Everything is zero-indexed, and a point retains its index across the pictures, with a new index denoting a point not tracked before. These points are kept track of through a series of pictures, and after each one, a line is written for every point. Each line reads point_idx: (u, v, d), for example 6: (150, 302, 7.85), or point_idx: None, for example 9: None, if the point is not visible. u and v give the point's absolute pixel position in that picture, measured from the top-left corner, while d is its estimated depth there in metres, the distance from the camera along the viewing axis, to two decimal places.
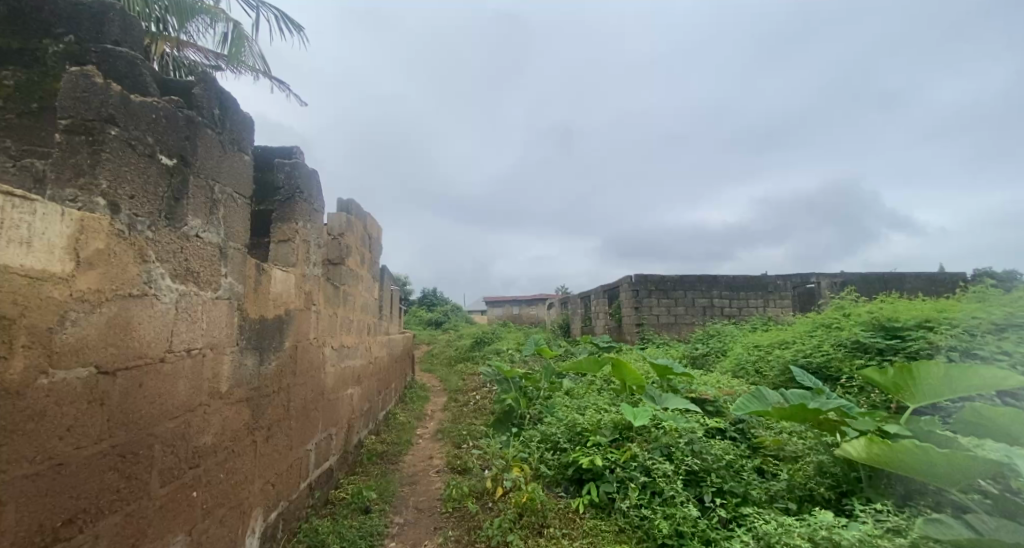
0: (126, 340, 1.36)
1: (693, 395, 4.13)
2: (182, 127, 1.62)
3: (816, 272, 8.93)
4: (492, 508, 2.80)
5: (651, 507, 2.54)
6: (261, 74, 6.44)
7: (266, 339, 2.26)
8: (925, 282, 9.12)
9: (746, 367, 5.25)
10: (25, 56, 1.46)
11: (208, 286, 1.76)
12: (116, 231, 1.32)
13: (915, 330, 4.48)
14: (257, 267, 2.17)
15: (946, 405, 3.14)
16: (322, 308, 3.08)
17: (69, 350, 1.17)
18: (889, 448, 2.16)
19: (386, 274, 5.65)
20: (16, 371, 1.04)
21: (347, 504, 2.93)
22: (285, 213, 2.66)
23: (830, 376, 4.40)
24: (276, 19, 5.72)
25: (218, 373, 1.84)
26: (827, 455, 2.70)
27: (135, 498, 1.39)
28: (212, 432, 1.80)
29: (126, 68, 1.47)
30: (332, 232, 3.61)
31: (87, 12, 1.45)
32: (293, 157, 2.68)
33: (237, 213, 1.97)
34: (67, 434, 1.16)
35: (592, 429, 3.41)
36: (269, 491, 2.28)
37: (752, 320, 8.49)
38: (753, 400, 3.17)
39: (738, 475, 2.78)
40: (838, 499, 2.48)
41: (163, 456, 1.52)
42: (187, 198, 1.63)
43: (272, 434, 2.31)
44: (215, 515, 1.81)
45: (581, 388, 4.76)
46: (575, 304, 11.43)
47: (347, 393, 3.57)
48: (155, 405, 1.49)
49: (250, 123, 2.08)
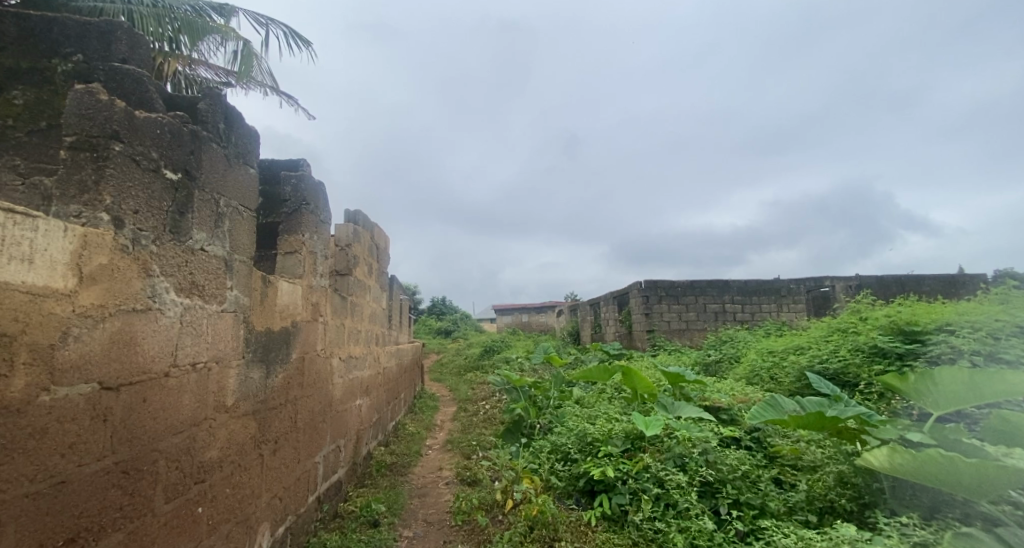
0: (131, 355, 1.35)
1: (706, 403, 4.06)
2: (187, 142, 1.61)
3: (830, 276, 8.79)
4: (503, 521, 2.74)
5: (665, 520, 2.47)
6: (270, 90, 6.53)
7: (272, 351, 2.24)
8: (944, 284, 8.94)
9: (761, 373, 5.15)
10: (35, 76, 1.46)
11: (213, 299, 1.76)
12: (120, 246, 1.31)
13: (935, 334, 4.38)
14: (263, 280, 2.16)
15: (971, 412, 3.05)
16: (330, 319, 3.08)
17: (70, 367, 1.15)
18: (913, 458, 2.09)
19: (394, 282, 5.63)
20: (18, 389, 1.02)
21: (356, 517, 2.89)
22: (291, 225, 2.66)
23: (848, 383, 4.30)
24: (285, 35, 5.77)
25: (224, 386, 1.83)
26: (847, 465, 2.62)
27: (138, 516, 1.37)
28: (218, 446, 1.78)
29: (134, 85, 1.46)
30: (339, 242, 3.62)
31: (96, 30, 1.46)
32: (298, 170, 2.70)
33: (243, 226, 1.97)
34: (69, 451, 1.15)
35: (603, 439, 3.35)
36: (277, 505, 2.26)
37: (765, 326, 8.36)
38: (768, 409, 3.09)
39: (755, 486, 2.72)
40: (860, 510, 2.40)
41: (168, 472, 1.50)
42: (192, 212, 1.63)
43: (279, 448, 2.29)
44: (221, 531, 1.79)
45: (591, 397, 4.70)
46: (585, 310, 11.36)
47: (355, 404, 3.55)
48: (160, 420, 1.47)
49: (256, 136, 2.09)
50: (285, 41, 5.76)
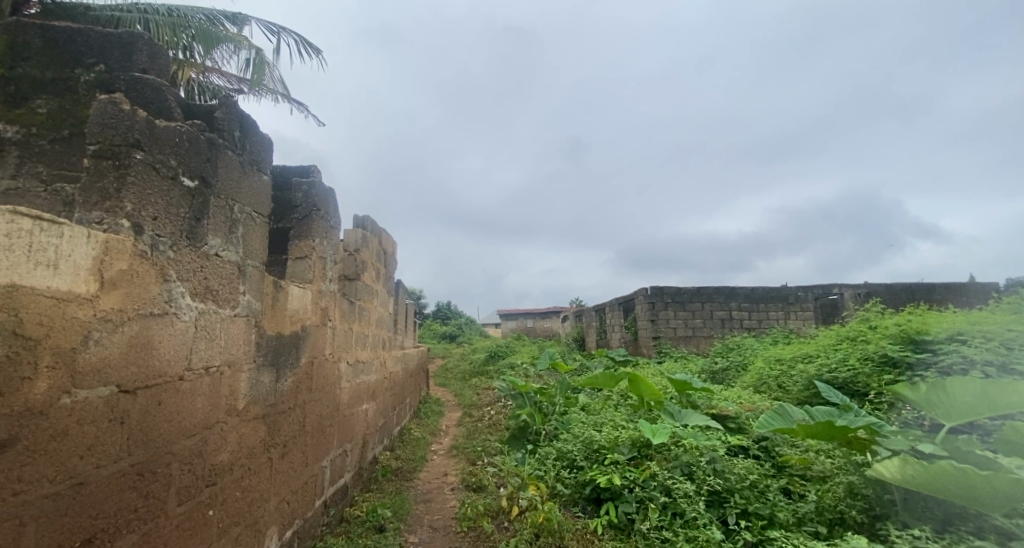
0: (147, 358, 1.37)
1: (713, 411, 4.04)
2: (204, 149, 1.64)
3: (838, 283, 8.76)
4: (508, 528, 2.75)
5: (672, 529, 2.46)
6: (281, 97, 6.64)
7: (282, 355, 2.27)
8: (954, 292, 8.91)
9: (769, 381, 5.12)
10: (59, 85, 1.49)
11: (227, 304, 1.78)
12: (139, 252, 1.34)
13: (946, 343, 4.34)
14: (274, 284, 2.19)
15: (984, 423, 3.01)
16: (338, 323, 3.10)
17: (91, 370, 1.18)
18: (924, 469, 2.08)
19: (401, 287, 5.66)
20: (41, 392, 1.04)
21: (362, 522, 2.91)
22: (302, 231, 2.69)
23: (857, 392, 4.27)
24: (296, 44, 5.83)
25: (235, 389, 1.85)
26: (857, 476, 2.60)
27: (151, 518, 1.39)
28: (229, 449, 1.80)
29: (153, 94, 1.50)
30: (348, 248, 3.65)
31: (117, 41, 1.50)
32: (310, 176, 2.74)
33: (256, 232, 2.00)
34: (88, 453, 1.17)
35: (609, 446, 3.34)
36: (284, 509, 2.26)
37: (773, 333, 8.32)
38: (776, 417, 3.08)
39: (763, 495, 2.70)
40: (871, 523, 2.37)
41: (180, 474, 1.51)
42: (208, 218, 1.65)
43: (287, 452, 2.30)
44: (231, 534, 1.80)
45: (597, 404, 4.69)
46: (589, 316, 11.36)
47: (361, 408, 3.56)
48: (174, 422, 1.49)
49: (269, 143, 2.12)
50: (295, 50, 5.82)
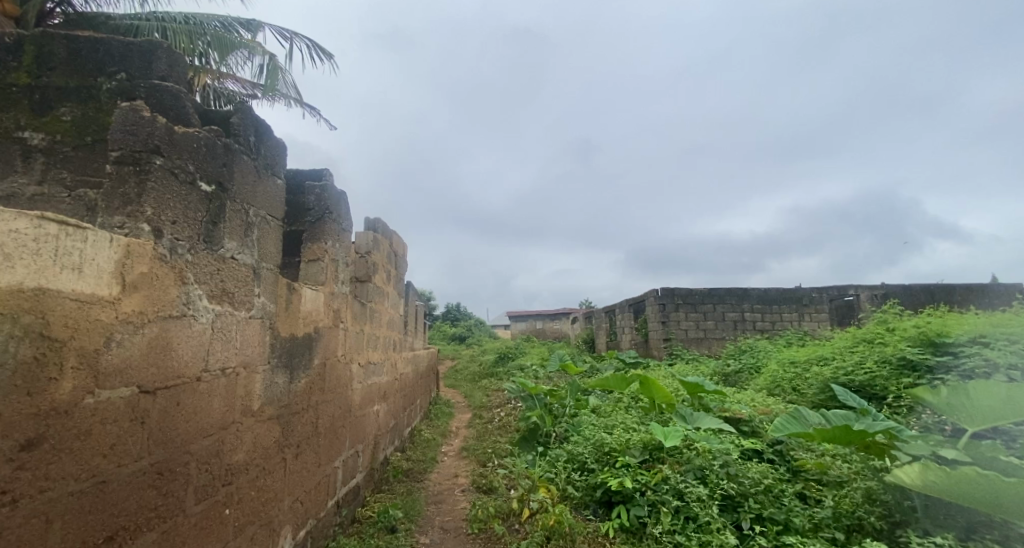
0: (166, 359, 1.39)
1: (726, 414, 4.00)
2: (220, 154, 1.67)
3: (854, 284, 8.64)
4: (519, 530, 2.75)
5: (685, 533, 2.45)
6: (294, 102, 6.72)
7: (296, 357, 2.29)
8: (975, 293, 8.73)
9: (783, 384, 5.06)
10: (82, 93, 1.52)
11: (242, 306, 1.80)
12: (159, 255, 1.36)
13: (967, 346, 4.25)
14: (288, 287, 2.22)
15: (1008, 429, 2.95)
16: (350, 325, 3.13)
17: (113, 371, 1.20)
18: (947, 476, 2.04)
19: (411, 289, 5.69)
20: (66, 392, 1.07)
21: (374, 523, 2.92)
22: (315, 234, 2.71)
23: (874, 396, 4.21)
24: (309, 49, 5.90)
25: (250, 390, 1.87)
26: (876, 481, 2.56)
27: (170, 516, 1.41)
28: (244, 449, 1.82)
29: (172, 101, 1.53)
30: (359, 250, 3.67)
31: (137, 50, 1.53)
32: (323, 180, 2.76)
33: (270, 235, 2.03)
34: (110, 452, 1.19)
35: (620, 449, 3.32)
36: (298, 509, 2.28)
37: (786, 335, 8.22)
38: (792, 421, 3.04)
39: (778, 500, 2.67)
40: (890, 529, 2.33)
41: (198, 474, 1.53)
42: (224, 222, 1.68)
43: (301, 452, 2.33)
44: (246, 533, 1.82)
45: (607, 406, 4.67)
46: (600, 318, 11.31)
47: (372, 409, 3.59)
48: (191, 422, 1.51)
49: (283, 147, 2.14)
50: (308, 54, 5.88)
